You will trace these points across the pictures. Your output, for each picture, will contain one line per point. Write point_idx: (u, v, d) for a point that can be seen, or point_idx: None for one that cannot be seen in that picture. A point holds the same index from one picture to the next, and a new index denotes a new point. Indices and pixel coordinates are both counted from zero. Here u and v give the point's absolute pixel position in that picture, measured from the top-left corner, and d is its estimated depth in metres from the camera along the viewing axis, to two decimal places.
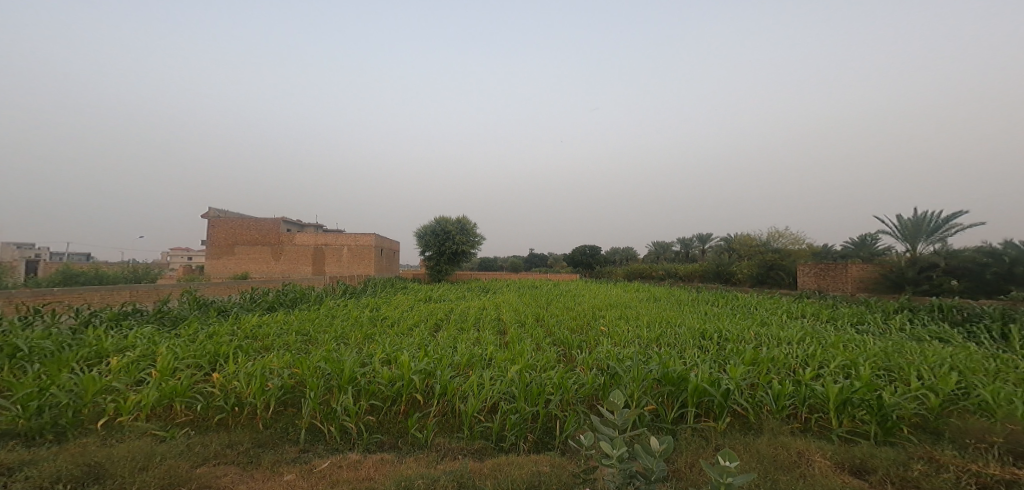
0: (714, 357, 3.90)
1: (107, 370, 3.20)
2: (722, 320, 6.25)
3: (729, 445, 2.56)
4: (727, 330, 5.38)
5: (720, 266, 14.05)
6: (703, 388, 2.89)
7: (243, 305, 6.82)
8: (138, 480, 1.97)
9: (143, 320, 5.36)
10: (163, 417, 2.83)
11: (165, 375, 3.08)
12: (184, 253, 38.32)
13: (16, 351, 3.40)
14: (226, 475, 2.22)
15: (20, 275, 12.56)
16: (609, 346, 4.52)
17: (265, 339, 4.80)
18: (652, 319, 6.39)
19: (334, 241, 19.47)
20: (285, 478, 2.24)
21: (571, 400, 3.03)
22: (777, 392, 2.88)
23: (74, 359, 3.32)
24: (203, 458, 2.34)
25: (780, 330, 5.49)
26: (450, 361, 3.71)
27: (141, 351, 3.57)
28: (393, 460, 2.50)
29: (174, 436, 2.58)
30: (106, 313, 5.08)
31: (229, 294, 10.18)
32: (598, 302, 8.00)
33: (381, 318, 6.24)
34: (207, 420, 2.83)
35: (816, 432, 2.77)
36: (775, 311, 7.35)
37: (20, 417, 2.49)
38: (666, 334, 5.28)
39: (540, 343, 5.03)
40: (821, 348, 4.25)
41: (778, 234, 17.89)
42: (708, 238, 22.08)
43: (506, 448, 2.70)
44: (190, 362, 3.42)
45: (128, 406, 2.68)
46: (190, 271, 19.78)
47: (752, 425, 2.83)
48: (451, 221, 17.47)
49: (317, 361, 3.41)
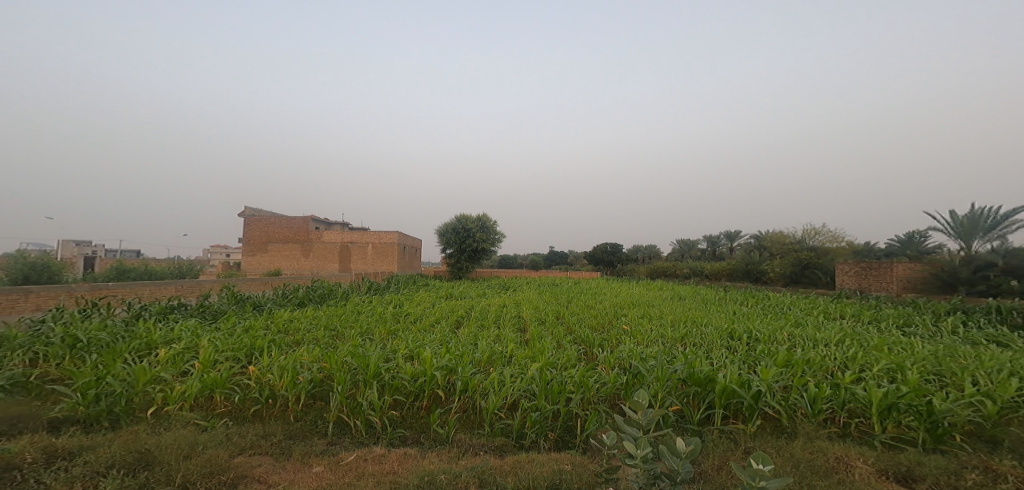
0: (743, 357, 3.79)
1: (156, 361, 3.42)
2: (752, 320, 6.06)
3: (761, 449, 2.48)
4: (758, 330, 5.20)
5: (749, 264, 13.62)
6: (732, 389, 2.81)
7: (276, 301, 7.13)
8: (182, 468, 2.09)
9: (186, 314, 5.67)
10: (204, 407, 3.00)
11: (206, 367, 3.27)
12: (222, 250, 40.40)
13: (76, 342, 3.68)
14: (260, 466, 2.33)
15: (80, 270, 13.49)
16: (631, 344, 4.46)
17: (296, 334, 5.00)
18: (677, 318, 6.26)
19: (360, 239, 19.96)
20: (315, 469, 2.34)
21: (592, 399, 3.02)
22: (814, 395, 2.76)
23: (127, 350, 3.56)
24: (239, 448, 2.47)
25: (817, 331, 5.26)
26: (471, 357, 3.76)
27: (186, 343, 3.80)
28: (416, 455, 2.57)
29: (214, 426, 2.73)
30: (155, 307, 5.42)
31: (264, 289, 10.65)
32: (620, 301, 7.90)
33: (403, 315, 6.37)
34: (244, 411, 2.98)
35: (856, 438, 2.65)
36: (811, 312, 7.04)
37: (81, 404, 2.72)
38: (691, 334, 5.18)
39: (560, 341, 5.04)
40: (863, 351, 4.04)
41: (814, 231, 17.06)
42: (736, 235, 21.37)
43: (527, 446, 2.73)
44: (228, 354, 3.61)
45: (174, 396, 2.85)
46: (228, 267, 20.72)
47: (785, 428, 2.75)
48: (472, 218, 17.62)
49: (345, 356, 3.52)
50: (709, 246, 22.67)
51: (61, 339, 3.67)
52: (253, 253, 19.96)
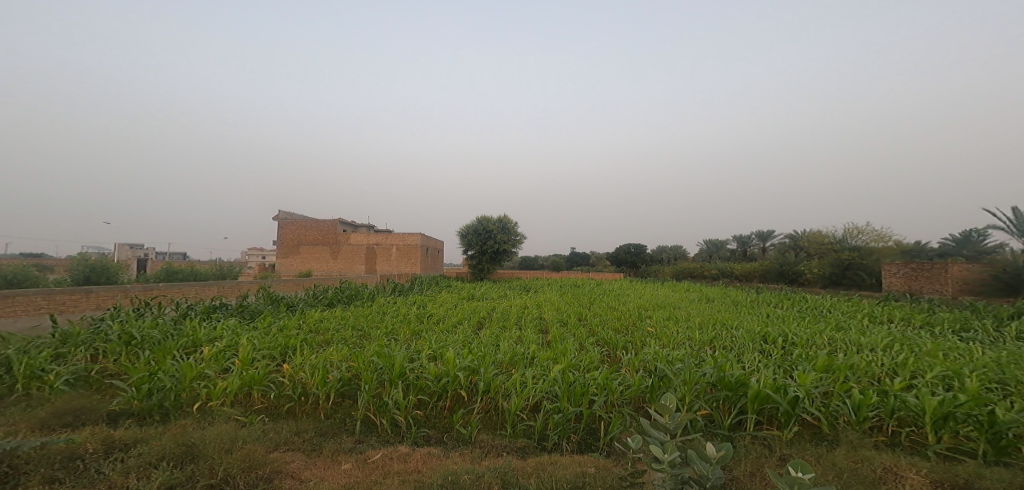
0: (778, 362, 3.63)
1: (201, 358, 3.60)
2: (787, 323, 5.80)
3: (798, 456, 2.37)
4: (794, 334, 4.97)
5: (784, 265, 13.06)
6: (766, 394, 2.68)
7: (307, 301, 7.39)
8: (225, 461, 2.15)
9: (227, 313, 5.96)
10: (244, 403, 3.14)
11: (245, 364, 3.42)
12: (259, 252, 42.23)
13: (131, 339, 3.93)
14: (293, 462, 2.41)
15: (133, 271, 14.39)
16: (657, 347, 4.35)
17: (326, 334, 5.16)
18: (705, 320, 6.07)
19: (385, 241, 20.45)
20: (343, 467, 2.40)
21: (616, 402, 2.96)
22: (858, 402, 2.61)
23: (175, 347, 3.77)
24: (275, 444, 2.57)
25: (861, 335, 4.97)
26: (493, 359, 3.77)
27: (227, 341, 4.00)
28: (440, 454, 2.59)
29: (252, 421, 2.84)
30: (199, 306, 5.72)
31: (296, 289, 11.04)
32: (644, 302, 7.74)
33: (427, 315, 6.46)
34: (279, 407, 3.09)
35: (906, 448, 2.48)
36: (854, 315, 6.66)
37: (136, 398, 2.91)
38: (720, 337, 5.01)
39: (583, 343, 4.97)
40: (915, 357, 3.79)
41: (857, 230, 16.15)
42: (769, 235, 20.49)
43: (549, 448, 2.70)
44: (265, 352, 3.76)
45: (216, 392, 3.00)
46: (264, 268, 21.63)
47: (825, 436, 2.60)
48: (493, 220, 17.67)
49: (371, 355, 3.60)
50: (739, 246, 21.91)
51: (119, 337, 3.94)
52: (287, 255, 20.70)
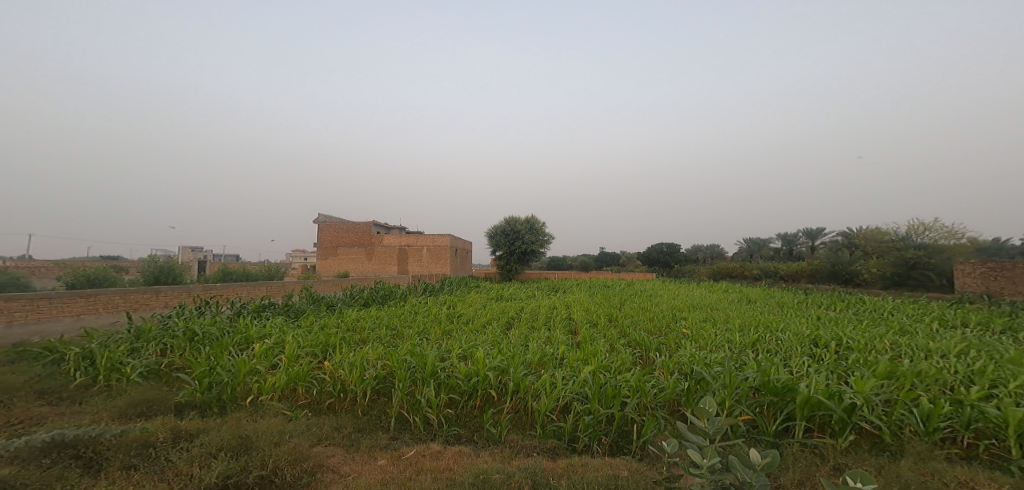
0: (831, 367, 3.37)
1: (252, 354, 3.80)
2: (840, 326, 5.41)
3: (854, 466, 2.18)
4: (849, 338, 4.62)
5: (836, 265, 12.25)
6: (818, 400, 2.47)
7: (345, 301, 7.67)
8: (274, 453, 2.17)
9: (275, 312, 6.28)
10: (290, 397, 3.28)
11: (291, 361, 3.58)
12: (301, 254, 44.32)
13: (194, 335, 4.19)
14: (334, 456, 2.48)
15: (192, 271, 15.46)
16: (693, 350, 4.18)
17: (362, 332, 5.32)
18: (747, 322, 5.78)
19: (416, 242, 20.94)
20: (379, 462, 2.45)
21: (650, 405, 2.86)
22: (926, 411, 2.37)
23: (231, 343, 4.01)
24: (317, 439, 2.66)
25: (929, 340, 4.55)
26: (523, 359, 3.75)
27: (275, 339, 4.20)
28: (471, 453, 2.60)
29: (297, 416, 2.97)
30: (251, 305, 6.06)
31: (336, 290, 11.48)
32: (679, 303, 7.48)
33: (456, 315, 6.54)
34: (321, 403, 3.21)
35: (984, 462, 2.24)
36: (921, 319, 6.12)
37: (198, 390, 3.14)
38: (763, 340, 4.74)
39: (613, 345, 4.86)
40: (995, 365, 3.43)
41: (925, 226, 14.79)
42: (818, 234, 19.06)
43: (579, 450, 2.65)
44: (309, 350, 3.93)
45: (266, 387, 3.16)
46: (307, 269, 22.65)
47: (887, 446, 2.39)
48: (521, 220, 17.66)
49: (405, 354, 3.66)
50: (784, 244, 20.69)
51: (183, 333, 4.21)
52: (326, 256, 21.54)
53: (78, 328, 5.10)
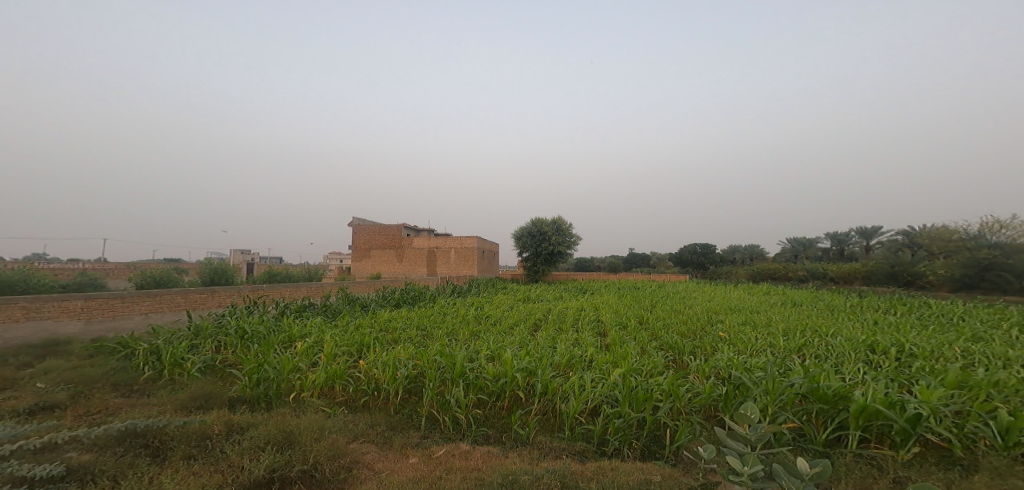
0: (891, 374, 3.11)
1: (295, 352, 3.97)
2: (898, 332, 5.03)
3: (917, 482, 1.99)
4: (910, 344, 4.27)
5: (896, 265, 11.44)
6: (876, 410, 2.25)
7: (378, 301, 7.89)
8: (314, 449, 2.25)
9: (314, 312, 6.53)
10: (328, 394, 3.39)
11: (330, 359, 3.70)
12: (338, 256, 45.95)
13: (244, 333, 4.41)
14: (368, 453, 2.54)
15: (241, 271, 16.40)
16: (732, 354, 4.00)
17: (394, 333, 5.45)
18: (792, 326, 5.48)
19: (445, 244, 21.27)
20: (411, 460, 2.49)
21: (683, 410, 2.74)
22: (1006, 425, 2.12)
23: (276, 341, 4.20)
24: (353, 435, 2.73)
25: (1005, 348, 4.13)
26: (550, 360, 3.72)
27: (316, 338, 4.36)
28: (499, 454, 2.60)
29: (335, 412, 3.06)
30: (293, 305, 6.34)
31: (370, 291, 11.84)
32: (715, 306, 7.21)
33: (484, 316, 6.60)
34: (357, 401, 3.31)
35: None
36: (995, 325, 5.58)
37: (248, 386, 3.31)
38: (811, 345, 4.48)
39: (645, 348, 4.74)
40: None
41: (997, 225, 13.56)
42: (874, 233, 17.94)
43: (609, 453, 2.59)
44: (345, 349, 4.05)
45: (307, 384, 3.28)
46: (343, 271, 23.44)
47: (959, 462, 2.15)
48: (547, 222, 17.59)
49: (435, 354, 3.70)
50: (834, 244, 19.66)
51: (234, 331, 4.44)
52: (361, 258, 22.20)
53: (146, 324, 5.46)
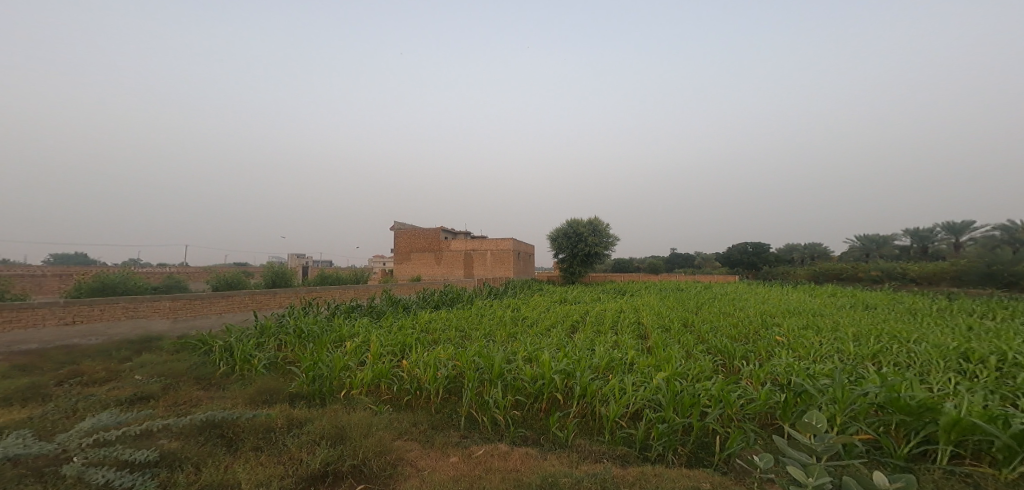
0: (990, 386, 2.78)
1: (345, 351, 4.15)
2: (993, 340, 4.52)
3: None
4: (1010, 354, 3.82)
5: (993, 265, 10.42)
6: (974, 424, 1.99)
7: (419, 303, 8.09)
8: (362, 445, 2.34)
9: (361, 312, 6.80)
10: (374, 392, 3.51)
11: (376, 358, 3.84)
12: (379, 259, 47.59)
13: (300, 332, 4.65)
14: (412, 450, 2.61)
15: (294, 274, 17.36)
16: (793, 360, 3.77)
17: (433, 333, 5.57)
18: (865, 332, 5.08)
19: (481, 246, 21.52)
20: (451, 459, 2.53)
21: (734, 416, 2.62)
22: None
23: (328, 340, 4.40)
24: (398, 433, 2.82)
25: None
26: (590, 363, 3.67)
27: (362, 337, 4.53)
28: (538, 455, 2.60)
29: (381, 410, 3.17)
30: (341, 307, 6.62)
31: (410, 293, 12.19)
32: (769, 309, 6.84)
33: (521, 318, 6.63)
34: (400, 399, 3.41)
35: None
36: None
37: (305, 382, 3.50)
38: (888, 352, 4.14)
39: (690, 351, 4.58)
40: None
41: None
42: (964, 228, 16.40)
43: (652, 459, 2.52)
44: (390, 349, 4.18)
45: (355, 382, 3.42)
46: (384, 273, 24.23)
47: None
48: (584, 223, 17.38)
49: (474, 355, 3.74)
50: (916, 241, 18.41)
51: (292, 331, 4.70)
52: (401, 261, 22.86)
53: (221, 323, 5.86)
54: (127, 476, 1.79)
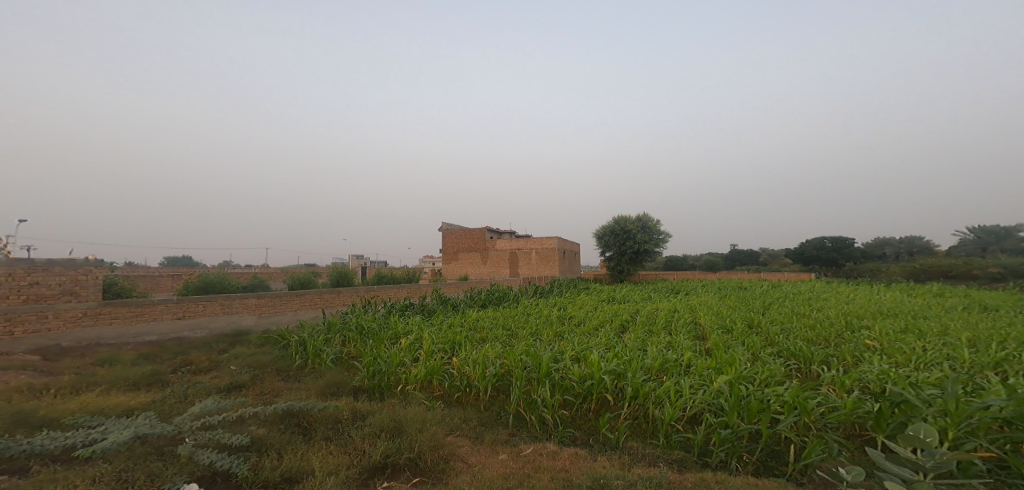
0: None
1: (401, 348, 4.32)
2: None
3: None
4: None
5: None
6: None
7: (467, 302, 8.25)
8: (418, 439, 2.42)
9: (414, 310, 7.03)
10: (427, 388, 3.61)
11: (428, 355, 3.95)
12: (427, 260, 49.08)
13: (360, 329, 4.90)
14: (463, 446, 2.67)
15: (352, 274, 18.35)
16: (890, 367, 3.41)
17: (482, 332, 5.65)
18: (983, 338, 4.47)
19: (526, 245, 21.58)
20: (501, 456, 2.56)
21: (812, 425, 2.43)
22: None
23: (386, 337, 4.60)
24: (450, 429, 2.90)
25: None
26: (641, 364, 3.56)
27: (415, 335, 4.69)
28: (587, 457, 2.56)
29: (433, 406, 3.27)
30: (397, 305, 6.89)
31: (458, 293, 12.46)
32: (853, 310, 6.26)
33: (568, 317, 6.58)
34: (451, 396, 3.50)
35: None
36: None
37: (366, 378, 3.68)
38: (1014, 361, 3.62)
39: (756, 355, 4.32)
40: None
41: None
42: None
43: (713, 465, 2.41)
44: (441, 346, 4.30)
45: (410, 378, 3.55)
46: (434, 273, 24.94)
47: None
48: (631, 219, 16.94)
49: (520, 354, 3.75)
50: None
51: (354, 327, 4.96)
52: (449, 261, 23.42)
53: (296, 319, 6.29)
54: (226, 459, 2.00)
